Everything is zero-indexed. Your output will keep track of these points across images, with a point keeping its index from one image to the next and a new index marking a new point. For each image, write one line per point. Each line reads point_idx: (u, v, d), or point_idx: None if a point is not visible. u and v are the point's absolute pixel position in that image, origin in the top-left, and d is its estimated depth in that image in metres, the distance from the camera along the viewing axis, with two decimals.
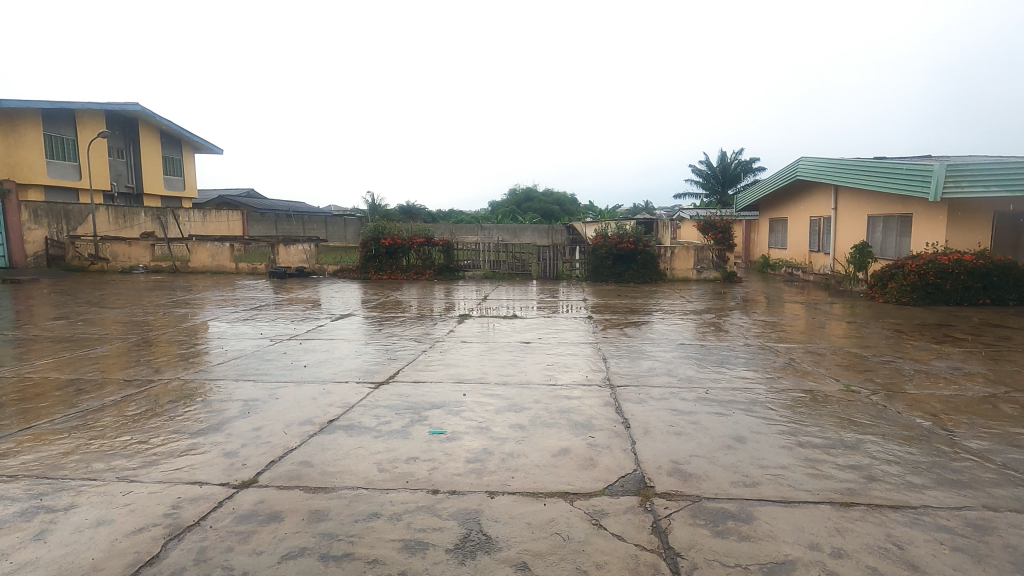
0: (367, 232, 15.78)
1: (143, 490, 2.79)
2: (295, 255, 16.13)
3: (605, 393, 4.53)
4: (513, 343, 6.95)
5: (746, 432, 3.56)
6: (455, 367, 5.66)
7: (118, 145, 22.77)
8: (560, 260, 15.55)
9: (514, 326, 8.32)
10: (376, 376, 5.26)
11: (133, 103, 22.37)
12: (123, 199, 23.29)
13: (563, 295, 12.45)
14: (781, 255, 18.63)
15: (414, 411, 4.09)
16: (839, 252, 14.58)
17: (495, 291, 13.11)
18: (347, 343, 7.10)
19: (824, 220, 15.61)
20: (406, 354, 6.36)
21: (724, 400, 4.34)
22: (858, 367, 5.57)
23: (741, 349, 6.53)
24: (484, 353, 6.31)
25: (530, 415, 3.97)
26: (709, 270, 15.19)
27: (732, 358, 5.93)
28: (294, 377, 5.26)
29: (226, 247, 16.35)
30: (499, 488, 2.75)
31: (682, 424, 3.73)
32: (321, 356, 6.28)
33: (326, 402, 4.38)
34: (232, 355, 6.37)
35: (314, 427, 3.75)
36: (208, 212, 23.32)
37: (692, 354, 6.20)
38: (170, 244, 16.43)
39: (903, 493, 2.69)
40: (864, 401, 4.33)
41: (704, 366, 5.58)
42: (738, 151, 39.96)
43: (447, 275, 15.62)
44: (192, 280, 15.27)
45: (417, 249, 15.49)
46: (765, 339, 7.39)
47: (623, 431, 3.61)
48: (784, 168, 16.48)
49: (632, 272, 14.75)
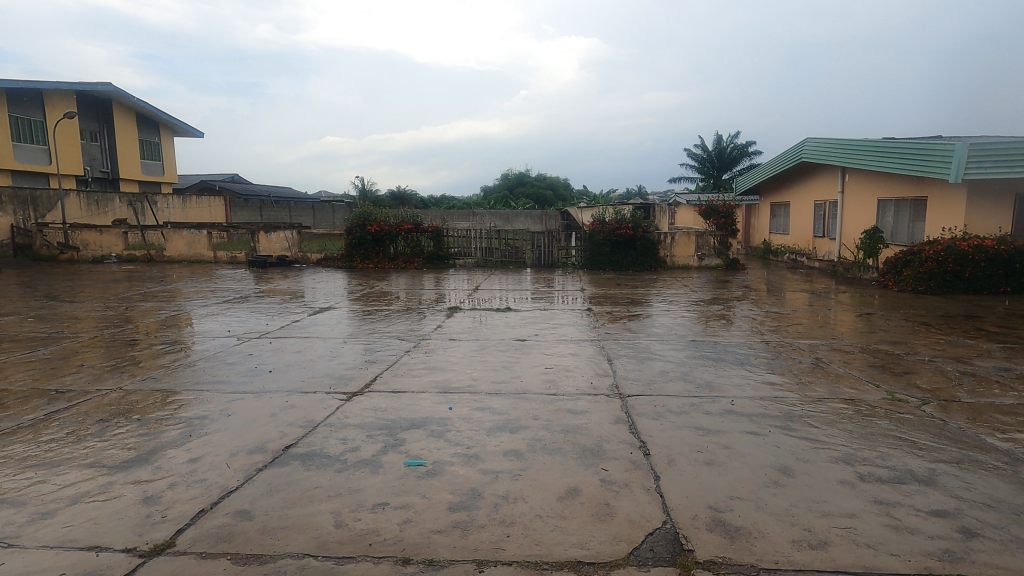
0: (352, 219, 14.99)
1: (19, 562, 2.11)
2: (277, 243, 15.33)
3: (614, 406, 3.88)
4: (507, 340, 6.30)
5: (791, 461, 2.92)
6: (442, 371, 5.00)
7: (91, 128, 21.74)
8: (555, 246, 14.87)
9: (508, 320, 7.65)
10: (349, 385, 4.55)
11: (106, 82, 21.33)
12: (98, 184, 22.29)
13: (559, 284, 11.80)
14: (783, 241, 18.05)
15: (390, 432, 3.43)
16: (846, 237, 14.01)
17: (487, 281, 12.42)
18: (322, 341, 6.39)
19: (830, 204, 15.01)
20: (387, 355, 5.67)
21: (755, 414, 3.71)
22: (895, 368, 4.97)
23: (759, 347, 5.91)
24: (474, 354, 5.66)
25: (528, 438, 3.32)
26: (710, 257, 14.58)
27: (753, 360, 5.30)
28: (255, 386, 4.55)
29: (203, 235, 15.52)
30: (492, 556, 2.10)
31: (712, 449, 3.09)
32: (290, 359, 5.57)
33: (286, 420, 3.69)
34: (191, 357, 5.66)
35: (266, 458, 3.08)
36: (188, 199, 22.39)
37: (707, 354, 5.56)
38: (144, 231, 15.56)
39: (1017, 556, 2.07)
40: (917, 415, 3.72)
41: (723, 369, 4.94)
42: (734, 134, 39.21)
43: (437, 263, 14.91)
44: (167, 270, 14.46)
45: (405, 235, 14.74)
46: (782, 333, 6.79)
47: (642, 460, 2.96)
48: (788, 149, 15.80)
49: (631, 259, 14.10)
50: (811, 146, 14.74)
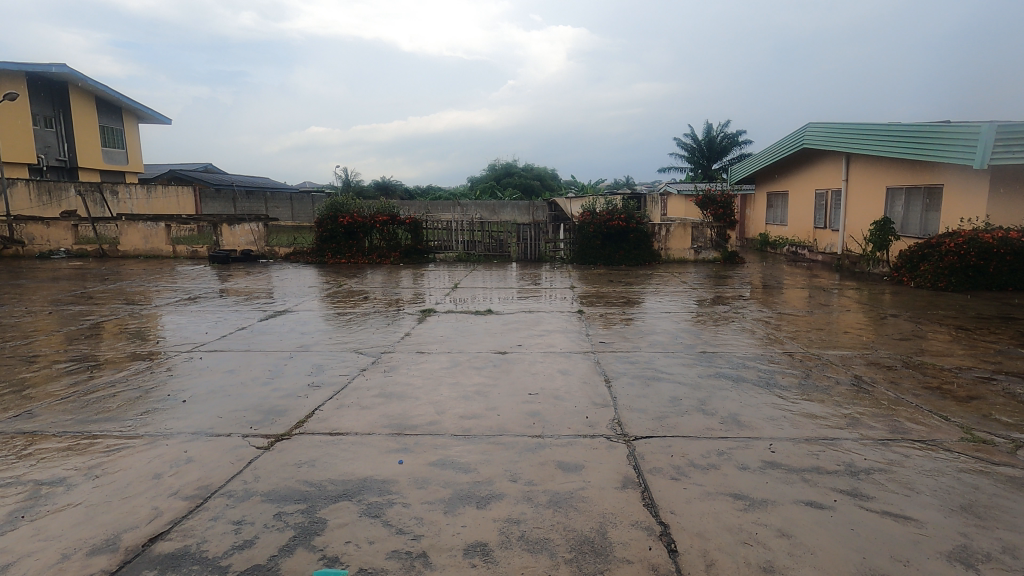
0: (323, 210, 13.88)
1: None
2: (242, 236, 14.19)
3: (619, 459, 2.92)
4: (484, 352, 5.32)
5: (887, 567, 1.99)
6: (401, 399, 4.02)
7: (46, 113, 20.24)
8: (542, 239, 13.90)
9: (488, 325, 6.65)
10: (276, 425, 3.50)
11: (61, 63, 19.90)
12: (54, 174, 20.81)
13: (546, 281, 10.81)
14: (781, 232, 17.23)
15: (309, 510, 2.44)
16: (851, 228, 13.23)
17: (469, 277, 11.41)
18: (263, 355, 5.31)
19: (833, 193, 14.21)
20: (337, 376, 4.63)
21: (808, 470, 2.78)
22: (955, 391, 4.06)
23: (782, 361, 4.98)
24: (445, 373, 4.68)
25: (503, 519, 2.35)
26: (707, 250, 13.71)
27: (780, 380, 4.38)
28: (153, 429, 3.49)
29: (161, 228, 14.31)
30: None
31: (766, 541, 2.15)
32: (215, 383, 4.49)
33: (171, 488, 2.68)
34: (95, 379, 4.61)
35: (115, 564, 2.09)
36: (153, 189, 21.01)
37: (724, 372, 4.62)
38: (96, 224, 14.31)
39: None
40: (1019, 468, 2.80)
41: (749, 395, 4.00)
42: (724, 124, 38.42)
43: (415, 257, 13.89)
44: (120, 266, 13.23)
45: (380, 228, 13.66)
46: (804, 340, 5.89)
47: (667, 567, 2.01)
48: (788, 134, 14.95)
49: (624, 252, 13.15)
50: (814, 131, 13.90)
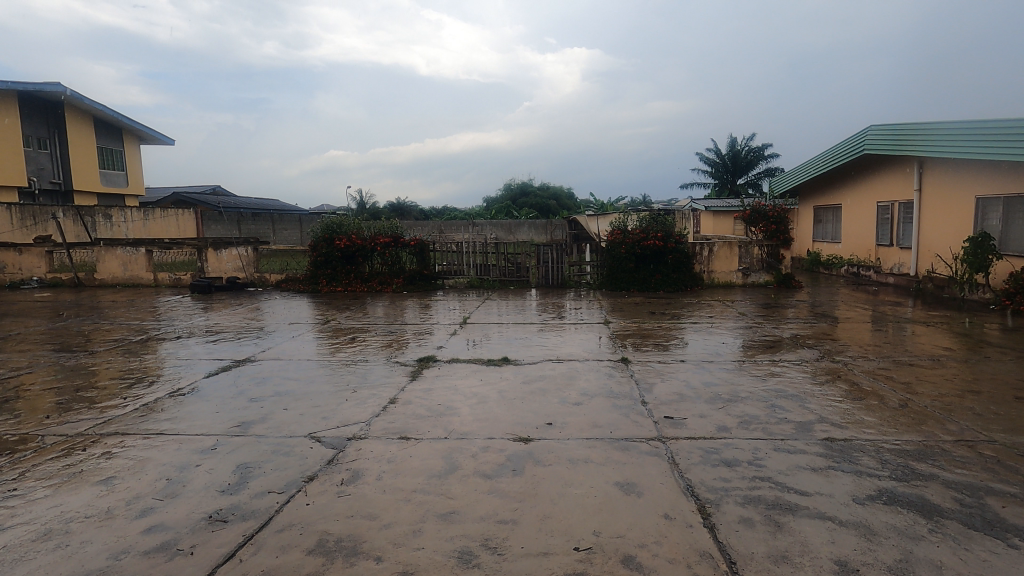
0: (317, 232, 12.37)
1: None
2: (229, 262, 12.73)
3: None
4: (496, 441, 3.59)
5: None
6: (350, 563, 2.29)
7: (40, 134, 19.26)
8: (565, 262, 12.17)
9: (503, 387, 4.91)
10: None
11: (55, 82, 18.96)
12: (47, 197, 19.71)
13: (573, 314, 9.07)
14: (834, 250, 15.30)
15: None
16: (927, 246, 11.38)
17: (481, 309, 9.74)
18: (174, 447, 3.62)
19: (902, 206, 12.36)
20: (265, 496, 2.91)
21: None
22: None
23: (969, 462, 3.13)
24: (437, 488, 2.97)
25: None
26: (757, 273, 11.90)
27: (1007, 514, 2.54)
28: None
29: (141, 253, 12.92)
30: None
31: None
32: (69, 511, 2.80)
33: None
34: None
35: None
36: (149, 212, 19.88)
37: (892, 490, 2.81)
38: (72, 250, 13.00)
39: None
40: None
41: (977, 561, 2.19)
42: (748, 137, 36.59)
43: (421, 284, 12.28)
44: (92, 298, 11.80)
45: (381, 251, 12.11)
46: (964, 411, 4.02)
47: None
48: (845, 140, 13.16)
49: (661, 277, 11.35)
50: (875, 134, 12.11)
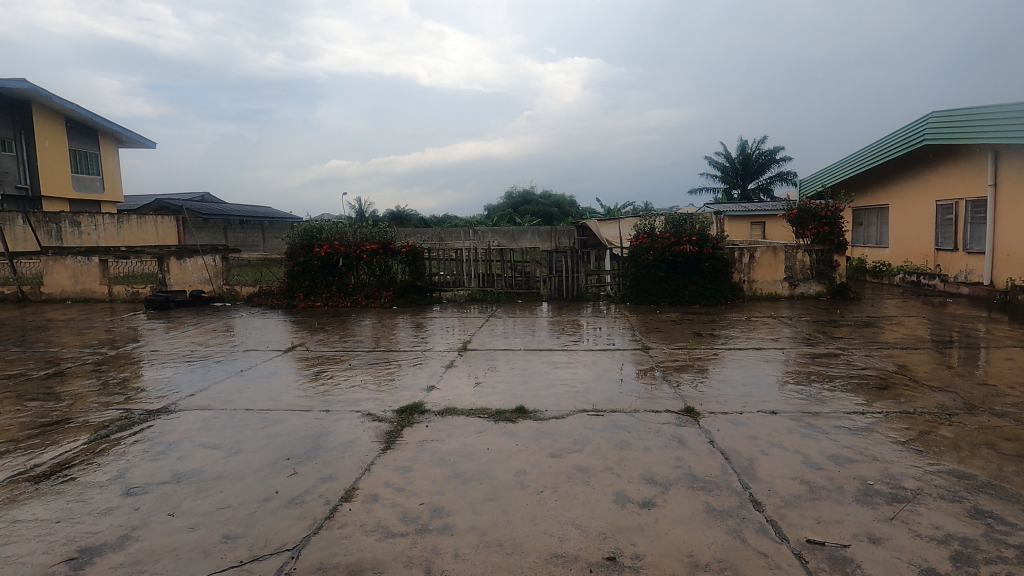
0: (294, 238, 10.72)
1: None
2: (194, 273, 11.10)
3: None
4: None
5: None
6: None
7: (4, 134, 17.70)
8: (581, 271, 10.48)
9: (522, 463, 3.20)
10: None
11: (21, 79, 17.48)
12: (12, 204, 18.14)
13: (596, 335, 7.38)
14: (882, 256, 13.58)
15: None
16: (1008, 251, 9.72)
17: (484, 328, 8.07)
18: None
19: (970, 204, 10.69)
20: None
21: None
22: None
23: None
24: None
25: None
26: (805, 283, 10.27)
27: None
28: None
29: (94, 263, 11.29)
30: None
31: None
32: None
33: None
34: None
35: None
36: (122, 219, 18.29)
37: None
38: (16, 260, 11.40)
39: None
40: None
41: None
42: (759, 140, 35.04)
43: (414, 297, 10.65)
44: (32, 316, 10.14)
45: (368, 259, 10.47)
46: None
47: None
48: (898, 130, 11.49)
49: (696, 288, 9.67)
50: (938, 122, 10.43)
